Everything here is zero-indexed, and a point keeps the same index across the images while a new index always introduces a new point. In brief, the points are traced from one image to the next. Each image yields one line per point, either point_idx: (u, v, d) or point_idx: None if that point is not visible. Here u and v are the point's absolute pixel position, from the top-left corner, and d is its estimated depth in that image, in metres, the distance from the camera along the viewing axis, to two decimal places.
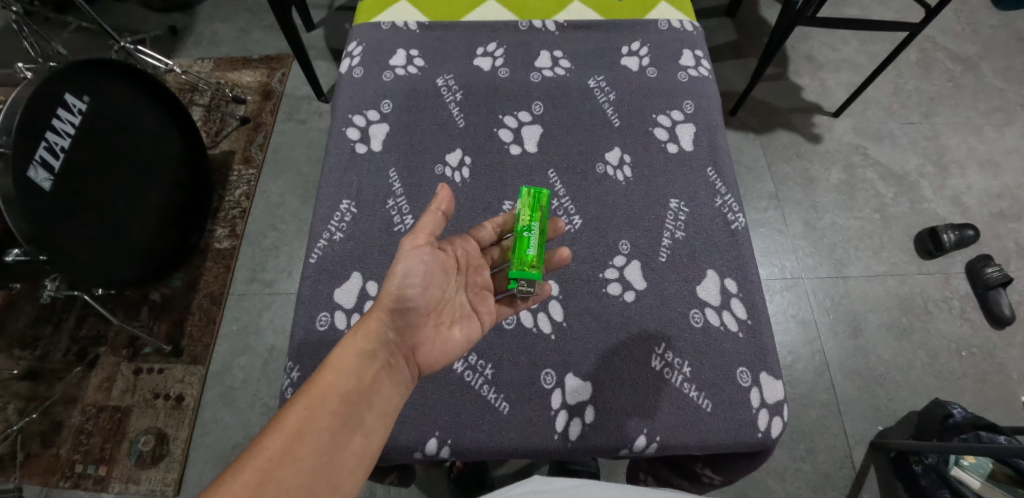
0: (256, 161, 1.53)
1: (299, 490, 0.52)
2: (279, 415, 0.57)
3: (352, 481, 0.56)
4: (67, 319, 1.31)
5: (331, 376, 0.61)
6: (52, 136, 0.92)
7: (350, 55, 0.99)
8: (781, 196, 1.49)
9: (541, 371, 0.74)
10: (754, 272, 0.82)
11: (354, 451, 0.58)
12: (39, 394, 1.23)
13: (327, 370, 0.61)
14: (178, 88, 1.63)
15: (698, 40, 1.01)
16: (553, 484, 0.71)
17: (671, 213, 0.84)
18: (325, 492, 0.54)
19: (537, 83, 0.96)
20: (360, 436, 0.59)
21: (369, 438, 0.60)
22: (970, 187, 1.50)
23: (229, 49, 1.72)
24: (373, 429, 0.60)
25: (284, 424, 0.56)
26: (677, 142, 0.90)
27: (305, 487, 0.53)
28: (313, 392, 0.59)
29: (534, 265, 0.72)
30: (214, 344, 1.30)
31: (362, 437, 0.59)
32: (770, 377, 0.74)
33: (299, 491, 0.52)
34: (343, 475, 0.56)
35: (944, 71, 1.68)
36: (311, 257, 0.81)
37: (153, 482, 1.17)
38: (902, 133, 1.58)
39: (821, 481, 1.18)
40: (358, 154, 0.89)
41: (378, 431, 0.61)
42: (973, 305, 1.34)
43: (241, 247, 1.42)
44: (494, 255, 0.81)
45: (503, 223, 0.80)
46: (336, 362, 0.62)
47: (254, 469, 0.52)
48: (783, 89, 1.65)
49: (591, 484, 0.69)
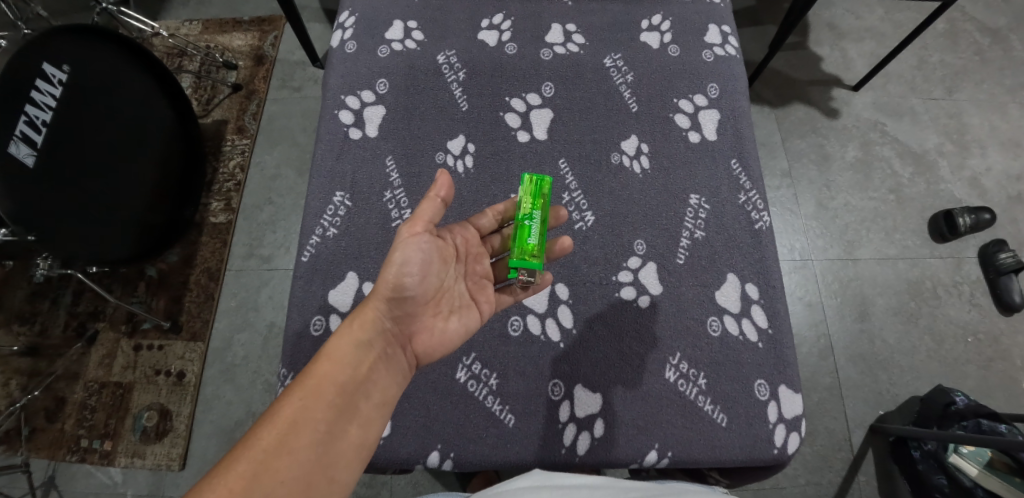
0: (250, 132, 1.46)
1: (295, 483, 0.50)
2: (275, 405, 0.54)
3: (349, 473, 0.54)
4: (64, 295, 1.27)
5: (329, 365, 0.58)
6: (32, 109, 0.86)
7: (342, 27, 0.92)
8: (794, 174, 1.43)
9: (549, 382, 0.71)
10: (776, 275, 0.78)
11: (352, 443, 0.55)
12: (39, 370, 1.21)
13: (323, 360, 0.58)
14: (165, 52, 1.54)
15: (724, 14, 0.93)
16: (554, 479, 0.63)
17: (690, 210, 0.80)
18: (322, 486, 0.51)
19: (547, 60, 0.89)
20: (357, 427, 0.56)
21: (367, 429, 0.57)
22: (990, 168, 1.43)
23: (218, 9, 1.62)
24: (370, 420, 0.57)
25: (278, 416, 0.53)
26: (700, 130, 0.85)
27: (301, 481, 0.50)
28: (310, 381, 0.56)
29: (535, 254, 0.67)
30: (213, 321, 1.27)
31: (359, 428, 0.56)
32: (788, 391, 0.72)
33: (294, 484, 0.50)
34: (340, 467, 0.53)
35: (972, 44, 1.58)
36: (303, 256, 0.77)
37: (158, 457, 1.16)
38: (923, 110, 1.50)
39: (819, 463, 1.17)
40: (352, 140, 0.83)
41: (376, 422, 0.58)
42: (983, 290, 1.30)
43: (237, 222, 1.37)
44: (494, 244, 0.76)
45: (503, 210, 0.75)
46: (332, 351, 0.59)
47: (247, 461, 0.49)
48: (803, 60, 1.55)
49: (603, 485, 0.62)
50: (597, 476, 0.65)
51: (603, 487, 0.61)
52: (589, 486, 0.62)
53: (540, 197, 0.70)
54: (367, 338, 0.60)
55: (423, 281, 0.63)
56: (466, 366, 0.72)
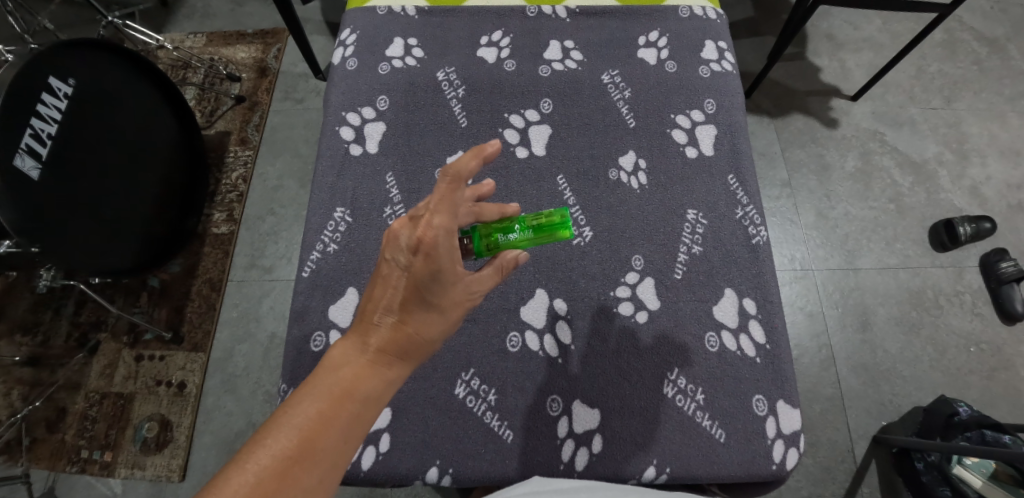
0: (253, 143, 1.47)
1: None
2: (297, 406, 0.45)
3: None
4: (67, 305, 1.28)
5: (364, 393, 0.48)
6: (38, 122, 0.86)
7: (343, 44, 0.93)
8: (794, 184, 1.44)
9: (546, 398, 0.71)
10: (775, 290, 0.78)
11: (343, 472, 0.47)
12: (41, 380, 1.21)
13: (360, 376, 0.49)
14: (170, 64, 1.56)
15: (721, 30, 0.94)
16: (553, 484, 0.63)
17: (688, 225, 0.80)
18: None
19: (546, 77, 0.90)
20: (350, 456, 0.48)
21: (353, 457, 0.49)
22: (989, 178, 1.43)
23: (222, 22, 1.64)
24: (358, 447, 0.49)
25: (300, 421, 0.45)
26: (697, 146, 0.85)
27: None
28: (341, 393, 0.47)
29: (487, 249, 0.64)
30: (214, 332, 1.28)
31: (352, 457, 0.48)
32: (787, 406, 0.72)
33: None
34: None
35: (969, 53, 1.59)
36: (303, 271, 0.78)
37: (158, 467, 1.16)
38: (922, 120, 1.50)
39: (821, 474, 1.16)
40: (352, 156, 0.84)
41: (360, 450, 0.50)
42: (985, 300, 1.30)
43: (240, 233, 1.37)
44: (480, 189, 0.65)
45: (481, 158, 0.51)
46: (367, 373, 0.49)
47: (243, 486, 0.40)
48: (802, 71, 1.56)
49: (601, 489, 0.62)
50: (593, 479, 0.66)
51: (603, 492, 0.61)
52: (587, 490, 0.61)
53: (548, 229, 0.63)
54: (398, 377, 0.51)
55: (456, 323, 0.56)
56: (464, 382, 0.72)
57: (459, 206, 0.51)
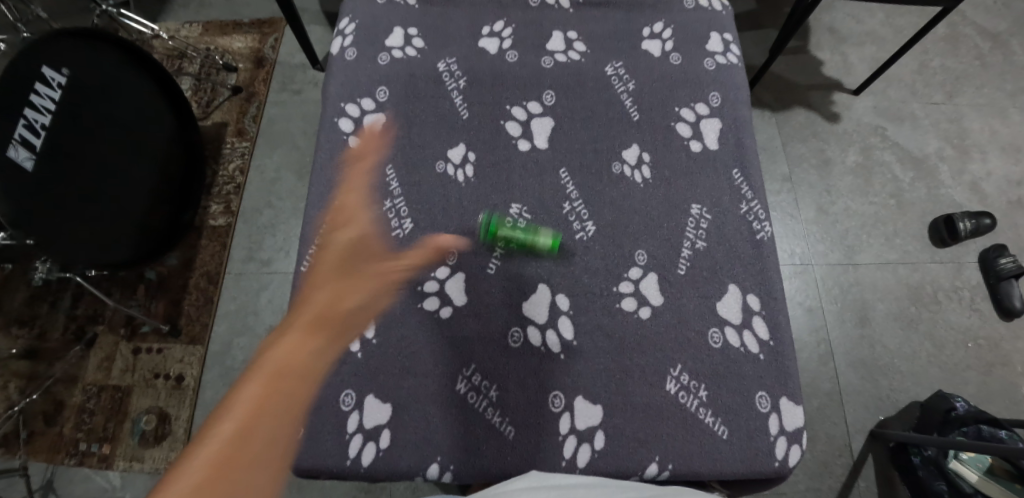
0: (250, 135, 1.46)
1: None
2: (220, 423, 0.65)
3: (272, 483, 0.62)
4: (63, 298, 1.27)
5: (298, 364, 0.71)
6: (31, 112, 0.84)
7: (342, 33, 0.92)
8: (794, 178, 1.43)
9: (549, 394, 0.70)
10: (779, 286, 0.77)
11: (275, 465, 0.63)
12: (38, 373, 1.21)
13: (277, 372, 0.70)
14: (165, 54, 1.54)
15: (725, 22, 0.93)
16: (552, 479, 0.62)
17: (692, 220, 0.79)
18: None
19: (548, 68, 0.88)
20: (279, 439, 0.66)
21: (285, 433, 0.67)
22: (990, 174, 1.43)
23: (218, 12, 1.61)
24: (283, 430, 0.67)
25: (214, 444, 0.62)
26: (701, 139, 0.84)
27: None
28: (253, 402, 0.67)
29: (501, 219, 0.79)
30: (212, 325, 1.27)
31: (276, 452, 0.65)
32: (790, 403, 0.71)
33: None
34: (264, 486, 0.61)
35: (972, 48, 1.58)
36: (302, 265, 0.77)
37: (157, 460, 1.16)
38: (923, 115, 1.49)
39: (818, 469, 1.16)
40: (351, 148, 0.83)
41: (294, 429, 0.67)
42: (983, 296, 1.30)
43: (237, 226, 1.36)
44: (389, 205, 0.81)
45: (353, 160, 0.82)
46: (298, 350, 0.72)
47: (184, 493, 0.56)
48: (804, 65, 1.55)
49: (604, 486, 0.61)
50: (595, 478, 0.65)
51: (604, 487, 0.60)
52: (588, 487, 0.60)
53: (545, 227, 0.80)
54: (323, 350, 0.72)
55: (375, 294, 0.74)
56: (465, 378, 0.71)
57: (349, 220, 0.78)
